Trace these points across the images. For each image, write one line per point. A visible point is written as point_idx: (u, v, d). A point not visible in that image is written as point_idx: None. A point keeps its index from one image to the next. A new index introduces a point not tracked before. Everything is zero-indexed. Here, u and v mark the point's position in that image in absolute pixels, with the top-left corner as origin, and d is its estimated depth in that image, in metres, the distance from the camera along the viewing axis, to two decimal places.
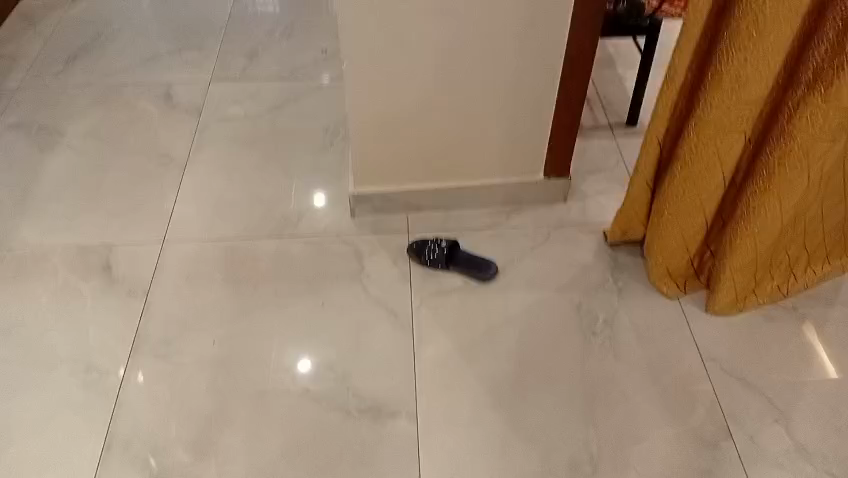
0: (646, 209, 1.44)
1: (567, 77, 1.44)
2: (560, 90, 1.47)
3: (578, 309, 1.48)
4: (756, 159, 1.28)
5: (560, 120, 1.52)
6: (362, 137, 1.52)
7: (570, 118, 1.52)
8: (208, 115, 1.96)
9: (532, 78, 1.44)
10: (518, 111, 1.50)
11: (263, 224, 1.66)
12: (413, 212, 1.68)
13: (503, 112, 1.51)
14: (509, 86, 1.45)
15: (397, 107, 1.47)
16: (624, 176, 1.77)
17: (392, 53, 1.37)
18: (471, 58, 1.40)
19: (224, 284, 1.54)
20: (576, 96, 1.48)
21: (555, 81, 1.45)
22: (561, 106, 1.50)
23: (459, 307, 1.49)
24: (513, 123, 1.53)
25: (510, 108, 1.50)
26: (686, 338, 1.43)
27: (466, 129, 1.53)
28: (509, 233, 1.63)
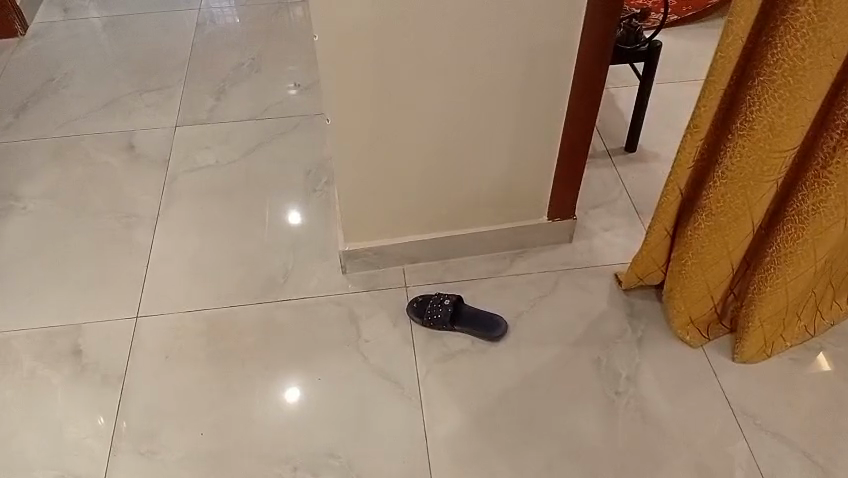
0: (665, 254, 1.34)
1: (572, 117, 1.33)
2: (564, 130, 1.36)
3: (598, 366, 1.37)
4: (784, 203, 1.18)
5: (564, 160, 1.42)
6: (352, 190, 1.39)
7: (576, 157, 1.42)
8: (177, 165, 1.81)
9: (534, 120, 1.34)
10: (519, 153, 1.40)
11: (246, 288, 1.52)
12: (409, 264, 1.55)
13: (503, 155, 1.39)
14: (510, 129, 1.35)
15: (388, 157, 1.35)
16: (628, 209, 1.67)
17: (384, 101, 1.24)
18: (467, 102, 1.28)
19: (208, 361, 1.39)
20: (581, 135, 1.37)
21: (558, 121, 1.35)
22: (565, 146, 1.39)
23: (468, 372, 1.36)
24: (515, 166, 1.42)
25: (510, 150, 1.39)
26: (714, 391, 1.33)
27: (465, 174, 1.42)
28: (514, 282, 1.52)
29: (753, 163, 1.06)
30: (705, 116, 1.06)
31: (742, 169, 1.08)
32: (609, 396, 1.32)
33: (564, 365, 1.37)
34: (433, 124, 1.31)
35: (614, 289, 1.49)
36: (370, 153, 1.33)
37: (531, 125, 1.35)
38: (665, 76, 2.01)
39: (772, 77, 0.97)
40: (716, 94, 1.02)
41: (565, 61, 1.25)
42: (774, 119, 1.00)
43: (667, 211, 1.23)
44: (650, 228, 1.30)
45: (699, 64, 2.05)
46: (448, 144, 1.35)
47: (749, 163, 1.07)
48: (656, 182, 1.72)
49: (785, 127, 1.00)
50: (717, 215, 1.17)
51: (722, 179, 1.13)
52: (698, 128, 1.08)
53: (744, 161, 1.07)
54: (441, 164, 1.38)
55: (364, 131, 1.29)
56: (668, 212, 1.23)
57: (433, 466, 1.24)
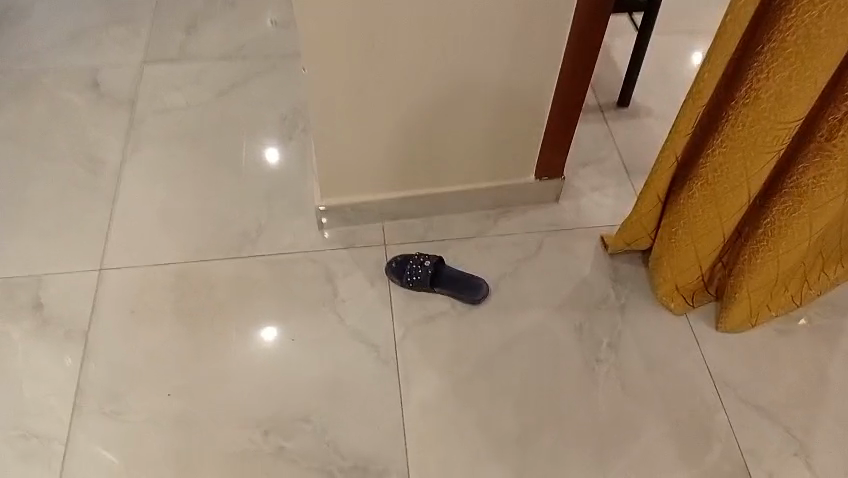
0: (654, 221, 1.29)
1: (568, 73, 1.26)
2: (558, 87, 1.29)
3: (580, 333, 1.33)
4: (784, 174, 1.13)
5: (555, 119, 1.35)
6: (330, 145, 1.31)
7: (568, 115, 1.34)
8: (144, 106, 1.70)
9: (525, 75, 1.26)
10: (508, 108, 1.32)
11: (217, 242, 1.45)
12: (389, 221, 1.49)
13: (490, 109, 1.32)
14: (499, 82, 1.27)
15: (370, 110, 1.26)
16: (618, 168, 1.60)
17: (365, 51, 1.15)
18: (454, 53, 1.19)
19: (176, 319, 1.33)
20: (574, 92, 1.30)
21: (551, 76, 1.27)
22: (557, 103, 1.32)
23: (447, 337, 1.32)
24: (503, 122, 1.35)
25: (499, 105, 1.31)
26: (696, 361, 1.30)
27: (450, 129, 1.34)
28: (498, 242, 1.46)
29: (756, 132, 1.00)
30: (709, 82, 0.99)
31: (744, 139, 1.02)
32: (591, 365, 1.30)
33: (545, 331, 1.33)
34: (417, 75, 1.22)
35: (600, 252, 1.45)
36: (350, 106, 1.25)
37: (522, 79, 1.27)
38: (663, 25, 1.91)
39: (784, 43, 0.90)
40: (724, 59, 0.95)
41: (563, 14, 1.16)
42: (782, 88, 0.93)
43: (661, 178, 1.18)
44: (641, 195, 1.24)
45: (699, 13, 1.95)
46: (433, 97, 1.27)
47: (752, 133, 1.01)
48: (649, 141, 1.66)
49: (794, 98, 0.93)
50: (713, 184, 1.11)
51: (722, 149, 1.07)
52: (701, 95, 1.01)
53: (747, 130, 1.01)
54: (425, 118, 1.31)
55: (344, 83, 1.20)
56: (662, 180, 1.18)
57: (408, 433, 1.21)
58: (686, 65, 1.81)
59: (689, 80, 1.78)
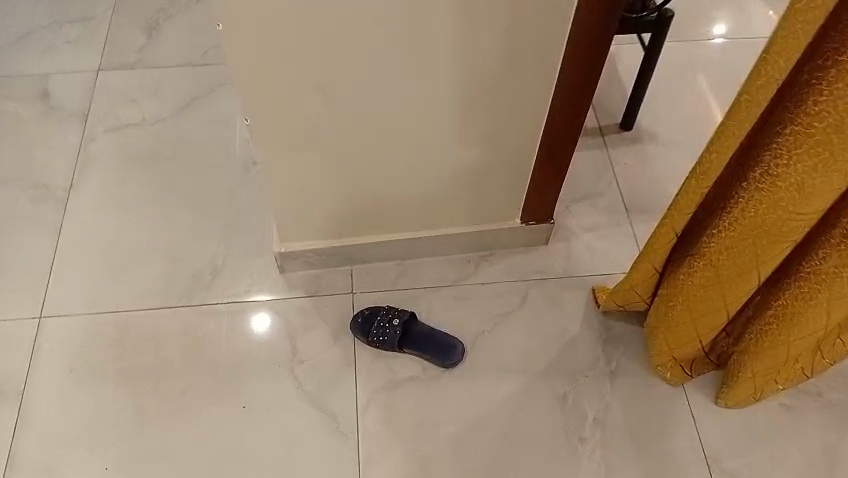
0: (651, 290, 1.13)
1: (556, 119, 1.10)
2: (546, 134, 1.13)
3: (562, 405, 1.21)
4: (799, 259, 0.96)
5: (544, 165, 1.19)
6: (285, 191, 1.16)
7: (557, 161, 1.18)
8: (97, 120, 1.54)
9: (507, 121, 1.10)
10: (487, 154, 1.16)
11: (169, 288, 1.32)
12: (358, 264, 1.34)
13: (467, 154, 1.15)
14: (477, 128, 1.10)
15: (328, 156, 1.11)
16: (617, 205, 1.45)
17: (318, 98, 0.99)
18: (421, 98, 1.03)
19: (119, 380, 1.22)
20: (566, 139, 1.13)
21: (539, 122, 1.11)
22: (546, 149, 1.15)
23: (415, 405, 1.20)
24: (485, 168, 1.19)
25: (477, 150, 1.15)
26: (690, 441, 1.18)
27: (421, 174, 1.18)
28: (478, 292, 1.32)
29: (768, 222, 0.83)
30: (717, 165, 0.82)
31: (756, 227, 0.85)
32: (572, 444, 1.17)
33: (524, 402, 1.21)
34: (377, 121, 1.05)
35: (590, 308, 1.31)
36: (307, 153, 1.09)
37: (502, 123, 1.10)
38: (676, 32, 1.72)
39: (809, 130, 0.72)
40: (735, 143, 0.78)
41: (550, 56, 0.99)
42: (803, 179, 0.76)
43: (657, 252, 1.01)
44: (635, 264, 1.08)
45: (716, 19, 1.75)
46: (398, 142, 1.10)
47: (763, 222, 0.84)
48: (652, 172, 1.50)
49: (815, 192, 0.76)
50: (717, 268, 0.95)
51: (727, 233, 0.90)
52: (707, 177, 0.84)
53: (758, 218, 0.84)
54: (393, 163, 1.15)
55: (296, 129, 1.04)
56: (658, 255, 1.02)
57: None
58: (698, 82, 1.63)
59: (701, 101, 1.60)
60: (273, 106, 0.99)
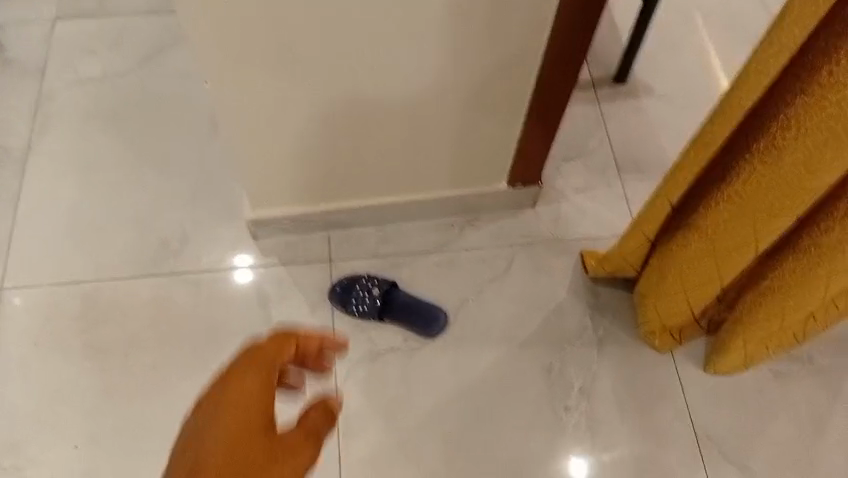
0: (643, 259, 1.09)
1: (545, 80, 1.02)
2: (534, 95, 1.05)
3: (548, 375, 1.17)
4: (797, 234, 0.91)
5: (532, 127, 1.11)
6: (256, 160, 1.09)
7: (546, 123, 1.11)
8: (55, 75, 1.43)
9: (492, 83, 1.02)
10: (472, 119, 1.08)
11: (137, 257, 1.25)
12: (335, 231, 1.28)
13: (450, 119, 1.08)
14: (460, 90, 1.02)
15: (302, 122, 1.03)
16: (607, 163, 1.38)
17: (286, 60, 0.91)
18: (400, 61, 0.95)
19: (86, 355, 1.17)
20: (555, 99, 1.06)
21: (527, 83, 1.03)
22: (534, 110, 1.08)
23: (395, 378, 1.16)
24: (469, 132, 1.11)
25: (461, 115, 1.07)
26: (678, 411, 1.15)
27: (402, 140, 1.11)
28: (461, 258, 1.27)
29: (771, 194, 0.78)
30: (721, 133, 0.77)
31: (757, 200, 0.81)
32: (557, 416, 1.14)
33: (508, 373, 1.17)
34: (354, 84, 0.98)
35: (578, 274, 1.26)
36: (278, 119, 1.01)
37: (487, 86, 1.02)
38: None
39: (822, 102, 0.67)
40: (742, 110, 0.73)
41: (539, 13, 0.90)
42: (811, 152, 0.71)
43: (651, 223, 0.97)
44: (627, 233, 1.04)
45: None
46: (377, 106, 1.02)
47: (767, 194, 0.79)
48: (645, 128, 1.42)
49: (825, 166, 0.71)
50: (714, 239, 0.90)
51: (727, 205, 0.85)
52: (709, 146, 0.79)
53: (762, 190, 0.79)
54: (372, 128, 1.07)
55: (266, 94, 0.96)
56: (653, 224, 0.97)
57: None
58: (698, 33, 1.54)
59: (699, 52, 1.52)
60: (240, 69, 0.91)
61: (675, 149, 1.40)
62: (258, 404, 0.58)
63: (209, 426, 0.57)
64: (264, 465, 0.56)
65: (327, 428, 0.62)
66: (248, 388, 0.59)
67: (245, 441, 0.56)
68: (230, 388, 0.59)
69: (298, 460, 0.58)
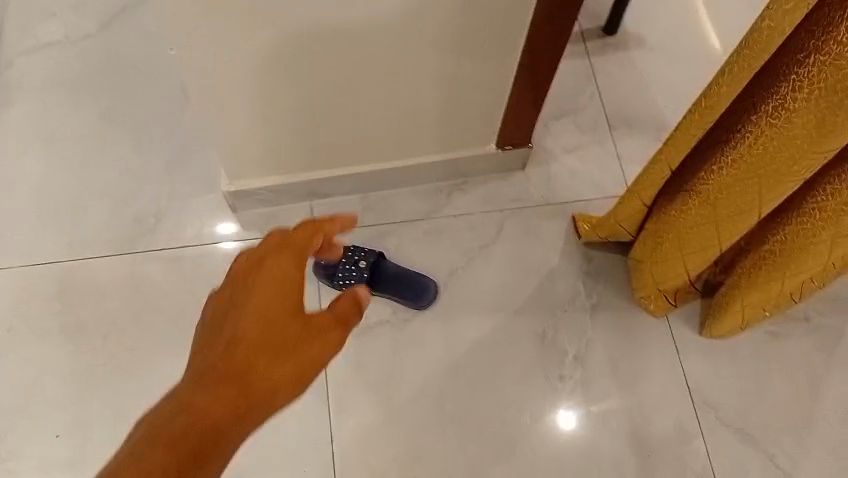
0: (639, 223, 1.05)
1: (535, 38, 0.96)
2: (525, 53, 0.99)
3: (542, 344, 1.15)
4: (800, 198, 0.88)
5: (521, 87, 1.05)
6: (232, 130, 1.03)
7: (536, 83, 1.05)
8: (12, 39, 1.34)
9: (480, 41, 0.95)
10: (459, 81, 1.03)
11: (111, 233, 1.20)
12: (318, 200, 1.23)
13: (436, 81, 1.02)
14: (446, 49, 0.96)
15: (278, 89, 0.97)
16: (599, 121, 1.33)
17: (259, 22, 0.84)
18: (383, 23, 0.88)
19: (64, 338, 1.13)
20: (546, 58, 1.00)
21: (517, 41, 0.97)
22: (524, 70, 1.02)
23: (386, 351, 1.13)
24: (456, 93, 1.06)
25: (446, 77, 1.01)
26: (674, 376, 1.14)
27: (385, 105, 1.05)
28: (450, 225, 1.22)
29: (777, 159, 0.75)
30: (727, 97, 0.73)
31: (761, 165, 0.77)
32: (552, 383, 1.12)
33: (501, 342, 1.14)
34: (331, 47, 0.91)
35: (571, 238, 1.22)
36: (254, 87, 0.95)
37: (475, 45, 0.96)
38: None
39: (838, 61, 0.63)
40: (751, 71, 0.69)
41: None
42: (823, 114, 0.67)
43: (648, 189, 0.93)
44: (622, 199, 0.99)
45: None
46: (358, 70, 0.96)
47: (773, 158, 0.75)
48: (637, 83, 1.37)
49: (838, 129, 0.67)
50: (714, 204, 0.87)
51: (730, 169, 0.81)
52: (713, 110, 0.75)
53: (767, 153, 0.75)
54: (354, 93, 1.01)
55: (240, 61, 0.90)
56: (650, 189, 0.93)
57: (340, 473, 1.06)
58: None
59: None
60: (210, 35, 0.84)
61: (668, 103, 1.35)
62: (288, 285, 0.64)
63: (245, 301, 0.62)
64: (296, 342, 0.62)
65: (356, 318, 0.65)
66: (281, 266, 0.64)
67: (278, 318, 0.62)
68: (262, 269, 0.64)
69: (330, 340, 0.63)
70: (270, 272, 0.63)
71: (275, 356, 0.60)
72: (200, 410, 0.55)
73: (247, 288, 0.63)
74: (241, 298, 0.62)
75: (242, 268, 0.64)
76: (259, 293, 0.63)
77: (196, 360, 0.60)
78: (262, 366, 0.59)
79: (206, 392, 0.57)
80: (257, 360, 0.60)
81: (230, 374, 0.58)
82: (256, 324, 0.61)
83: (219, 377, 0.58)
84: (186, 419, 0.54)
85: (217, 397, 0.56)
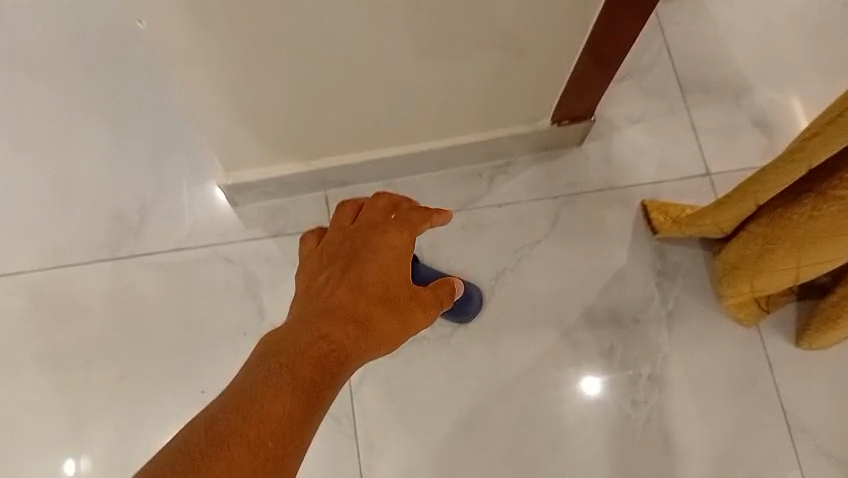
0: (745, 219, 0.85)
1: (615, 7, 0.71)
2: (598, 25, 0.75)
3: (608, 361, 0.96)
4: None
5: (587, 60, 0.82)
6: (226, 122, 0.81)
7: (608, 56, 0.82)
8: None
9: (541, 12, 0.72)
10: (509, 55, 0.80)
11: (88, 237, 1.00)
12: (334, 188, 1.02)
13: (486, 56, 0.79)
14: (493, 22, 0.72)
15: (282, 72, 0.75)
16: (669, 83, 1.10)
17: None
18: None
19: (39, 367, 0.95)
20: (626, 30, 0.76)
21: (591, 7, 0.72)
22: (595, 43, 0.78)
23: (423, 374, 0.95)
24: (507, 70, 0.83)
25: (498, 51, 0.78)
26: (766, 396, 0.95)
27: (420, 86, 0.83)
28: (494, 218, 1.02)
29: None
30: None
31: None
32: (593, 383, 0.95)
33: (558, 361, 0.96)
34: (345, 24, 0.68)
35: (640, 231, 1.01)
36: (253, 69, 0.73)
37: (534, 16, 0.72)
38: None
39: None
40: None
41: None
42: None
43: (772, 184, 0.73)
44: (737, 189, 0.80)
45: None
46: (380, 48, 0.73)
47: None
48: (714, 34, 1.13)
49: None
50: None
51: None
52: None
53: None
54: (376, 74, 0.78)
55: (233, 41, 0.68)
56: (776, 184, 0.73)
57: None
58: None
59: None
60: (193, 15, 0.63)
61: (752, 58, 1.11)
62: (403, 256, 0.67)
63: (365, 258, 0.65)
64: (405, 306, 0.64)
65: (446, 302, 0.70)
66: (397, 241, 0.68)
67: (393, 277, 0.64)
68: (380, 235, 0.68)
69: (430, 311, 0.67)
70: (388, 238, 0.67)
71: (388, 312, 0.62)
72: (327, 339, 0.56)
73: (367, 247, 0.66)
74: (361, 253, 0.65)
75: (361, 230, 0.68)
76: (378, 255, 0.65)
77: (308, 295, 0.62)
78: (380, 319, 0.61)
79: (330, 325, 0.57)
80: (373, 310, 0.61)
81: (353, 317, 0.59)
82: (375, 278, 0.63)
83: (342, 315, 0.59)
84: (314, 347, 0.55)
85: (343, 334, 0.57)
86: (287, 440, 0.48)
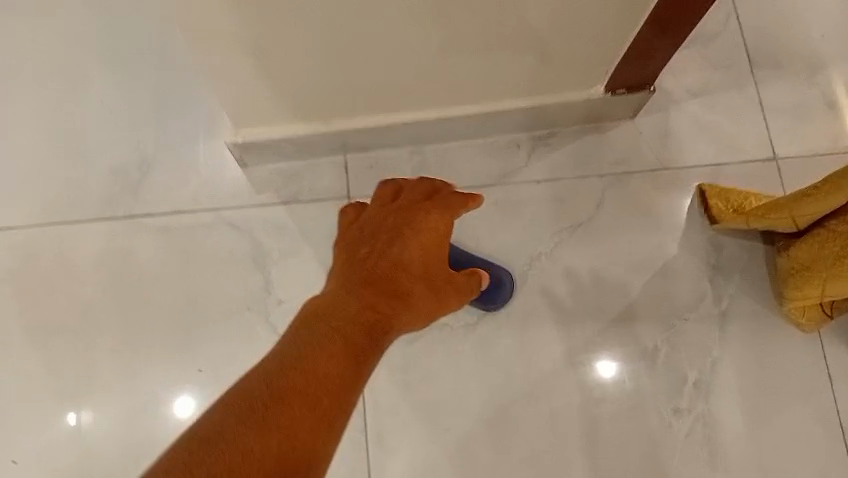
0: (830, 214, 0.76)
1: None
2: None
3: (650, 362, 0.86)
4: None
5: (655, 24, 0.70)
6: (235, 72, 0.71)
7: (683, 18, 0.70)
8: None
9: None
10: (568, 12, 0.68)
11: (82, 193, 0.91)
12: (355, 152, 0.92)
13: (543, 7, 0.66)
14: None
15: (302, 18, 0.63)
16: (737, 53, 0.98)
17: None
18: None
19: (22, 334, 0.87)
20: None
21: None
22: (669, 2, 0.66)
23: (443, 364, 0.86)
24: (564, 28, 0.71)
25: (553, 20, 0.69)
26: (824, 411, 0.85)
27: (460, 42, 0.71)
28: (531, 195, 0.91)
29: None
30: None
31: None
32: (609, 369, 0.86)
33: (595, 360, 0.86)
34: None
35: (693, 219, 0.91)
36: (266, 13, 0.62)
37: None
38: None
39: None
40: None
41: None
42: None
43: None
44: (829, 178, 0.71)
45: None
46: None
47: None
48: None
49: None
50: None
51: None
52: None
53: None
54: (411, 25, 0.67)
55: None
56: None
57: None
58: None
59: None
60: None
61: (834, 29, 0.98)
62: (442, 240, 0.65)
63: (408, 235, 0.63)
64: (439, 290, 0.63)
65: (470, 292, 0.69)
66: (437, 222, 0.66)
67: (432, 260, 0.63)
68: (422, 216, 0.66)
69: (456, 298, 0.67)
70: (431, 220, 0.65)
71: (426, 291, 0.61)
72: (374, 310, 0.55)
73: (409, 225, 0.64)
74: (404, 230, 0.63)
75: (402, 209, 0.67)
76: (420, 235, 0.64)
77: (350, 266, 0.60)
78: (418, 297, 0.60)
79: (375, 296, 0.56)
80: (413, 286, 0.60)
81: (396, 291, 0.58)
82: (416, 256, 0.61)
83: (386, 289, 0.57)
84: (362, 314, 0.54)
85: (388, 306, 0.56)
86: (340, 395, 0.47)
